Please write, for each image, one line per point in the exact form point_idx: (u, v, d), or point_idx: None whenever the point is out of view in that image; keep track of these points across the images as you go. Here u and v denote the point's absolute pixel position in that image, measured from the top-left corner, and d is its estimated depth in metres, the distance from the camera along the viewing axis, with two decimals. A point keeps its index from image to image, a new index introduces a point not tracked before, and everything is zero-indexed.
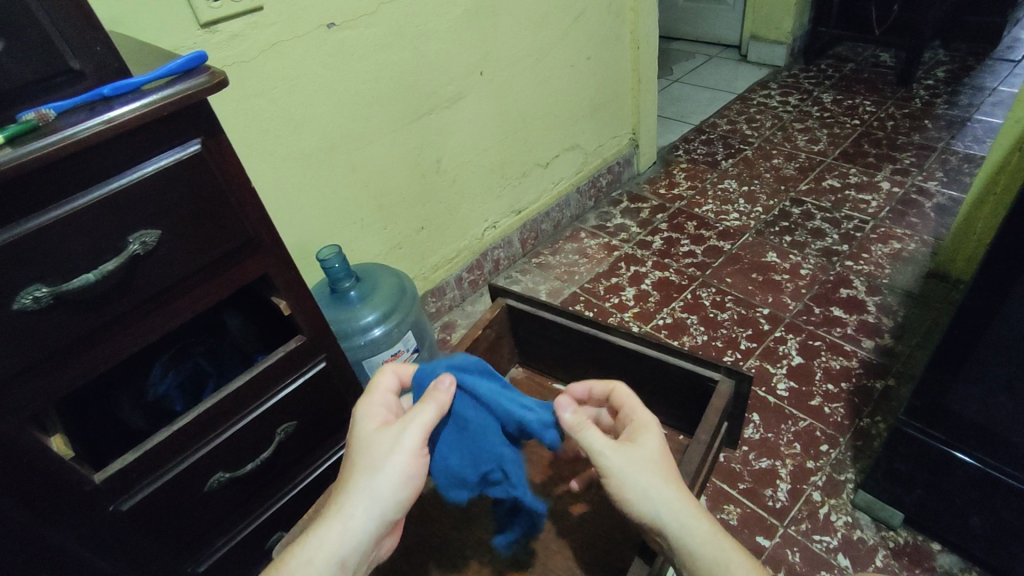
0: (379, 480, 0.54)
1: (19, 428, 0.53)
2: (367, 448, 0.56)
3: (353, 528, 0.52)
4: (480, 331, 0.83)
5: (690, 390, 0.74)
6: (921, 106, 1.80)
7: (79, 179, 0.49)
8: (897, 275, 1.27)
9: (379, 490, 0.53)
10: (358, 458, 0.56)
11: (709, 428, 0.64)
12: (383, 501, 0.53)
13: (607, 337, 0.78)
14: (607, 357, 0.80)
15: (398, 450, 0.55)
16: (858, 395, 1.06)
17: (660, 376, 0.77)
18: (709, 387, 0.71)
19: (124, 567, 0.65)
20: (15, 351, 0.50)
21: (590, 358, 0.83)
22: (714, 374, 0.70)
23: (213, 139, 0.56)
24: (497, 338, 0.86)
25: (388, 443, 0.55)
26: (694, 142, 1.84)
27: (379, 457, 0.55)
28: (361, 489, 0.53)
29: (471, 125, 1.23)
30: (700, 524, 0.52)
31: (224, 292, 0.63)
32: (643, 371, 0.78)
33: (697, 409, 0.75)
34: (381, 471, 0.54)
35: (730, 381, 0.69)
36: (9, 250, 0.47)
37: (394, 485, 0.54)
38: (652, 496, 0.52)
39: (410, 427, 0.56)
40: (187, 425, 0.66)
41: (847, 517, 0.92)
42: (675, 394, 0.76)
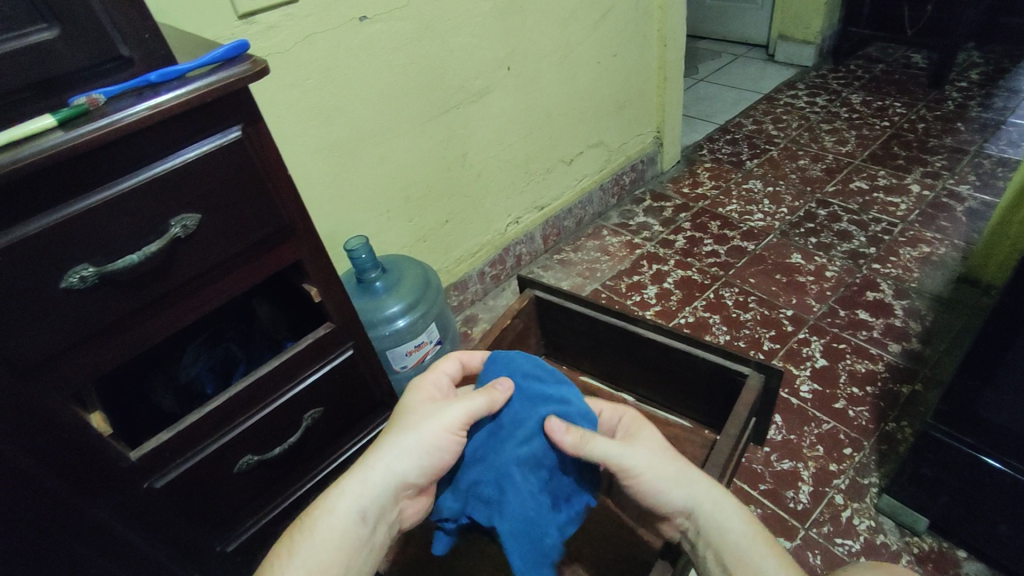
0: (411, 444, 0.56)
1: (62, 404, 0.55)
2: (408, 415, 0.59)
3: (375, 481, 0.55)
4: (508, 321, 0.83)
5: (718, 384, 0.74)
6: (954, 108, 1.76)
7: (125, 163, 0.51)
8: (926, 279, 1.25)
9: (407, 450, 0.56)
10: (397, 423, 0.59)
11: (738, 423, 0.64)
12: (409, 460, 0.56)
13: (634, 330, 0.78)
14: (634, 349, 0.80)
15: (435, 421, 0.57)
16: (883, 400, 1.05)
17: (688, 369, 0.77)
18: (738, 381, 0.71)
19: (156, 543, 0.67)
20: (61, 328, 0.52)
21: (615, 351, 0.83)
22: (743, 368, 0.70)
23: (252, 127, 0.57)
24: (523, 329, 0.87)
25: (428, 412, 0.58)
26: (719, 142, 1.83)
27: (416, 422, 0.58)
28: (391, 446, 0.57)
29: (497, 120, 1.24)
30: (724, 502, 0.55)
31: (259, 277, 0.64)
32: (670, 364, 0.78)
33: (724, 404, 0.75)
34: (413, 433, 0.57)
35: (759, 376, 0.68)
36: (59, 230, 0.49)
37: (421, 450, 0.57)
38: (676, 482, 0.55)
39: (452, 406, 0.58)
40: (219, 406, 0.67)
41: (870, 521, 0.91)
42: (702, 388, 0.76)
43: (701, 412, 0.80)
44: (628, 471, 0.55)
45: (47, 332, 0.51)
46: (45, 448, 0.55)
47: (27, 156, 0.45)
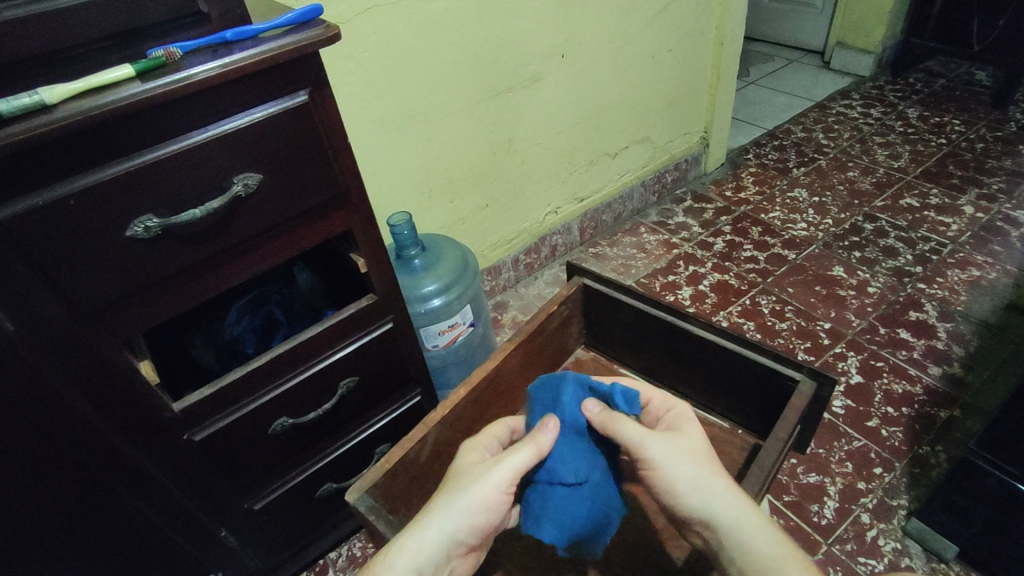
0: (460, 502, 0.52)
1: (115, 347, 0.56)
2: (458, 475, 0.55)
3: (430, 539, 0.51)
4: (554, 307, 0.83)
5: (766, 386, 0.73)
6: (1016, 130, 1.70)
7: (195, 117, 0.51)
8: (973, 303, 1.21)
9: (461, 510, 0.52)
10: (448, 481, 0.55)
11: (786, 427, 0.63)
12: (459, 517, 0.52)
13: (681, 325, 0.77)
14: (681, 345, 0.79)
15: (486, 481, 0.53)
16: (919, 422, 1.02)
17: (733, 370, 0.76)
18: (786, 385, 0.70)
19: (188, 491, 0.69)
20: (123, 275, 0.53)
21: (657, 345, 0.83)
22: (795, 374, 0.69)
23: (319, 92, 0.57)
24: (566, 317, 0.86)
25: (480, 472, 0.54)
26: (766, 147, 1.79)
27: (463, 482, 0.54)
28: (437, 502, 0.53)
29: (547, 107, 1.23)
30: (747, 513, 0.51)
31: (311, 241, 0.65)
32: (716, 363, 0.77)
33: (770, 407, 0.74)
34: (465, 494, 0.53)
35: (811, 383, 0.67)
36: (129, 178, 0.50)
37: (473, 506, 0.52)
38: (696, 485, 0.52)
39: (501, 463, 0.54)
40: (260, 366, 0.68)
41: (896, 543, 0.89)
42: (748, 390, 0.75)
43: (744, 414, 0.79)
44: (650, 464, 0.54)
45: (109, 278, 0.53)
46: (96, 388, 0.56)
47: (107, 103, 0.45)
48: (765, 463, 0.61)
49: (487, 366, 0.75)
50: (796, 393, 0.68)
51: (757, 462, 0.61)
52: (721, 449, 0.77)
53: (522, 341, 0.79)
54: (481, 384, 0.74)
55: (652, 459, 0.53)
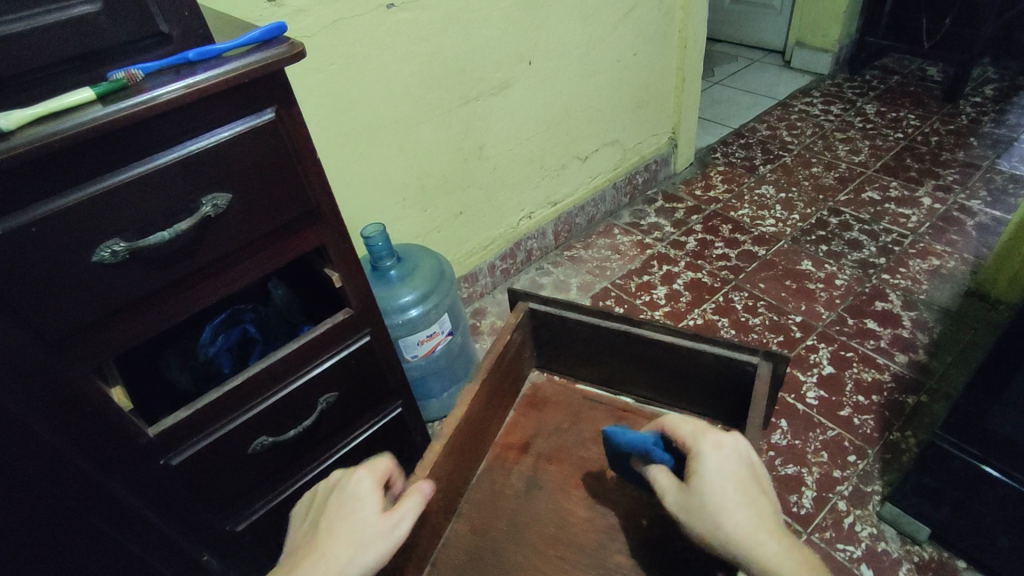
0: (346, 542, 0.51)
1: (85, 375, 0.55)
2: (334, 518, 0.54)
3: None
4: (507, 336, 0.80)
5: (725, 375, 0.73)
6: (968, 122, 1.76)
7: (160, 139, 0.51)
8: (935, 292, 1.26)
9: (352, 549, 0.51)
10: (327, 525, 0.54)
11: (760, 412, 0.65)
12: (356, 553, 0.51)
13: (637, 331, 0.77)
14: (640, 350, 0.79)
15: (366, 518, 0.53)
16: (888, 409, 1.06)
17: (695, 367, 0.75)
18: (746, 371, 0.70)
19: (168, 517, 0.68)
20: (92, 302, 0.52)
21: (615, 355, 0.81)
22: (753, 359, 0.70)
23: (285, 109, 0.57)
24: (520, 343, 0.83)
25: (352, 510, 0.54)
26: (732, 146, 1.83)
27: (346, 521, 0.53)
28: (330, 548, 0.51)
29: (515, 114, 1.24)
30: (779, 562, 0.48)
31: (284, 257, 0.65)
32: (676, 362, 0.76)
33: (735, 399, 0.74)
34: (351, 534, 0.52)
35: (769, 364, 0.69)
36: (94, 204, 0.49)
37: (366, 540, 0.52)
38: (721, 545, 0.50)
39: (370, 498, 0.55)
40: (237, 386, 0.67)
41: (872, 528, 0.91)
42: (710, 383, 0.75)
43: (707, 408, 0.78)
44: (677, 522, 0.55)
45: (75, 306, 0.52)
46: (65, 418, 0.55)
47: (67, 128, 0.45)
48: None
49: (455, 414, 0.70)
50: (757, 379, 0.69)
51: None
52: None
53: (487, 376, 0.75)
54: (456, 433, 0.69)
55: (677, 520, 0.54)
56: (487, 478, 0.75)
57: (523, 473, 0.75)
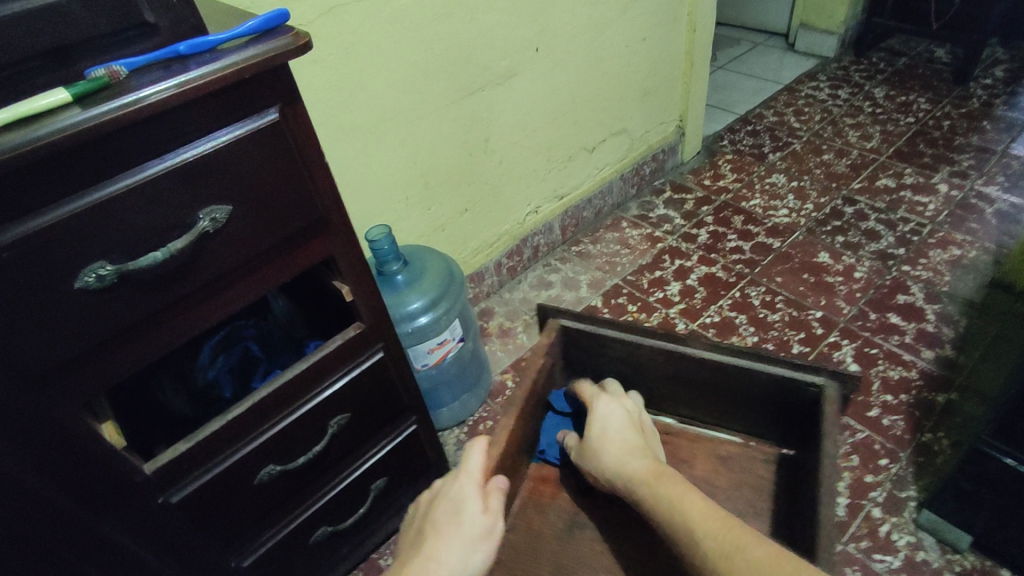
0: (457, 534, 0.57)
1: (71, 414, 0.49)
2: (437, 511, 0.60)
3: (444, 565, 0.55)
4: (541, 360, 0.76)
5: (784, 394, 0.72)
6: (980, 105, 1.72)
7: (148, 146, 0.44)
8: (958, 283, 1.22)
9: (460, 541, 0.56)
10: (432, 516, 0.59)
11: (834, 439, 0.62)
12: (464, 547, 0.56)
13: (684, 350, 0.74)
14: (686, 370, 0.76)
15: (470, 512, 0.59)
16: (918, 408, 1.02)
17: (748, 385, 0.74)
18: (809, 391, 0.69)
19: (169, 558, 0.62)
20: (74, 333, 0.46)
21: (659, 373, 0.79)
22: (816, 379, 0.68)
23: (290, 107, 0.50)
24: (551, 367, 0.79)
25: (453, 504, 0.59)
26: (739, 133, 1.77)
27: (449, 514, 0.59)
28: (443, 542, 0.56)
29: (522, 105, 1.17)
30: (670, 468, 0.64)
31: (291, 272, 0.58)
32: (728, 381, 0.75)
33: (791, 417, 0.73)
34: (456, 528, 0.57)
35: (835, 384, 0.67)
36: (73, 223, 0.42)
37: (472, 532, 0.57)
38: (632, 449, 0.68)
39: (468, 493, 0.60)
40: (240, 414, 0.61)
41: (910, 537, 0.88)
42: (766, 403, 0.74)
43: (760, 426, 0.78)
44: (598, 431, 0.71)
45: (55, 339, 0.45)
46: (49, 462, 0.49)
47: (39, 138, 0.38)
48: (828, 525, 0.57)
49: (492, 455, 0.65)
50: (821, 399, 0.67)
51: (822, 533, 0.56)
52: (745, 467, 0.76)
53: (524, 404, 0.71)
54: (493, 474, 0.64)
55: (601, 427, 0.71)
56: (523, 515, 0.76)
57: (564, 513, 0.75)
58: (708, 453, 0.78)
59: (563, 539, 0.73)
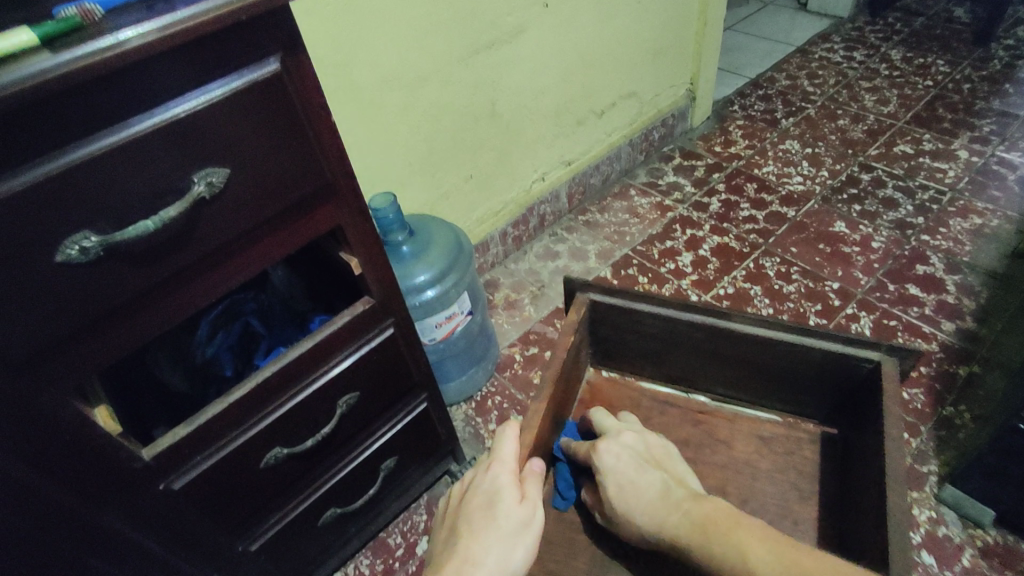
0: (495, 527, 0.54)
1: (59, 399, 0.44)
2: (472, 504, 0.57)
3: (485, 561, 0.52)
4: (571, 338, 0.72)
5: (832, 371, 0.69)
6: (1000, 67, 1.66)
7: (131, 98, 0.39)
8: (979, 253, 1.18)
9: (500, 535, 0.54)
10: (466, 510, 0.57)
11: (897, 422, 0.59)
12: (504, 540, 0.54)
13: (725, 325, 0.70)
14: (726, 346, 0.73)
15: (508, 503, 0.56)
16: (939, 381, 0.99)
17: (793, 363, 0.71)
18: (862, 367, 0.66)
19: (174, 546, 0.59)
20: (58, 311, 0.41)
21: (692, 349, 0.76)
22: (872, 354, 0.65)
23: (292, 57, 0.45)
24: (579, 342, 0.76)
25: (488, 497, 0.57)
26: (751, 98, 1.71)
27: (483, 511, 0.56)
28: (481, 536, 0.54)
29: (531, 65, 1.11)
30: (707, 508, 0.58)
31: (295, 244, 0.53)
32: (772, 358, 0.71)
33: (836, 394, 0.71)
34: (494, 522, 0.55)
35: (892, 361, 0.64)
36: (50, 188, 0.37)
37: (511, 524, 0.55)
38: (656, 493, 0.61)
39: (503, 484, 0.57)
40: (243, 395, 0.57)
41: (931, 512, 0.86)
42: (811, 379, 0.71)
43: (800, 404, 0.75)
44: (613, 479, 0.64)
45: (36, 316, 0.40)
46: (38, 450, 0.45)
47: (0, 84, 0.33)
48: (893, 513, 0.54)
49: (525, 441, 0.62)
50: (875, 375, 0.65)
51: (889, 522, 0.53)
52: (790, 448, 0.74)
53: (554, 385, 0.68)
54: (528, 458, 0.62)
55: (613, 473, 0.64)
56: (555, 503, 0.72)
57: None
58: (748, 434, 0.76)
59: (598, 527, 0.70)
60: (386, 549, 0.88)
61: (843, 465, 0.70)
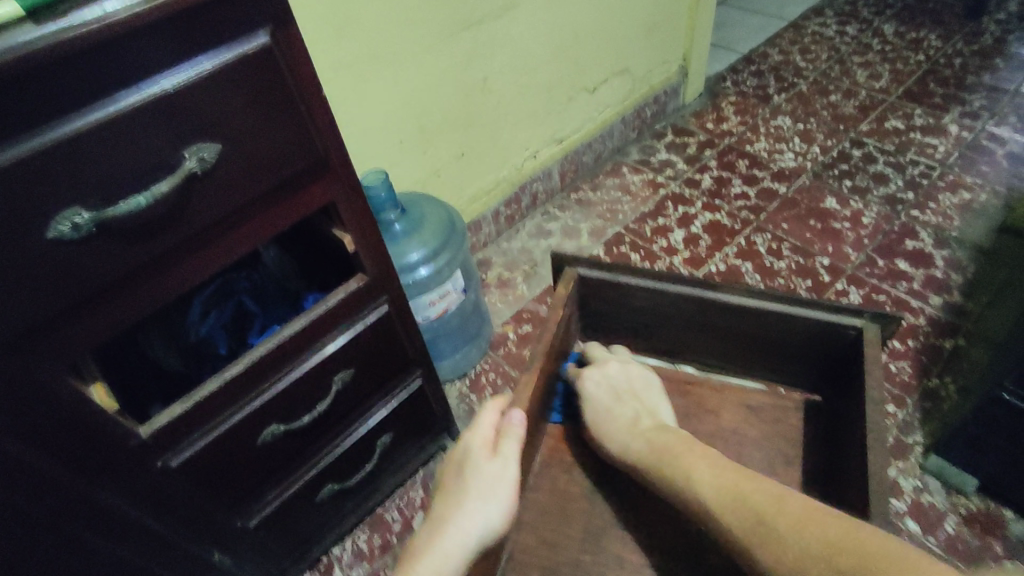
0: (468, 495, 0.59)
1: (55, 377, 0.44)
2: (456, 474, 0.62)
3: (455, 528, 0.57)
4: (563, 310, 0.72)
5: (819, 339, 0.70)
6: (992, 42, 1.66)
7: (115, 70, 0.38)
8: (967, 228, 1.20)
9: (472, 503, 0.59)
10: (451, 481, 0.62)
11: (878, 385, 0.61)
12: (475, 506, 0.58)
13: (714, 296, 0.71)
14: (715, 317, 0.74)
15: (479, 472, 0.60)
16: (926, 354, 1.01)
17: (781, 332, 0.72)
18: (847, 333, 0.67)
19: (173, 522, 0.59)
20: (50, 288, 0.41)
21: (683, 322, 0.77)
22: (855, 321, 0.66)
23: (282, 31, 0.44)
24: (571, 318, 0.76)
25: (465, 467, 0.61)
26: (743, 74, 1.70)
27: (459, 480, 0.61)
28: (455, 505, 0.59)
29: (523, 40, 1.09)
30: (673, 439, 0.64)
31: (288, 221, 0.53)
32: (761, 328, 0.72)
33: (823, 362, 0.72)
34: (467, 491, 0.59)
35: (874, 326, 0.65)
36: (39, 163, 0.37)
37: (482, 490, 0.59)
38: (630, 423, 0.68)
39: (475, 453, 0.61)
40: (238, 374, 0.57)
41: (916, 481, 0.88)
42: (797, 347, 0.72)
43: (788, 371, 0.77)
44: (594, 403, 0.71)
45: (29, 294, 0.40)
46: (35, 428, 0.45)
47: None
48: (877, 476, 0.55)
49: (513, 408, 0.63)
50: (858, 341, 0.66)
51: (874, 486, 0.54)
52: (778, 417, 0.75)
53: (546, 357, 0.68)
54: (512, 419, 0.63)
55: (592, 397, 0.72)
56: (548, 474, 0.73)
57: (591, 470, 0.73)
58: (736, 404, 0.77)
59: (590, 497, 0.71)
60: (383, 524, 0.89)
61: (832, 432, 0.71)
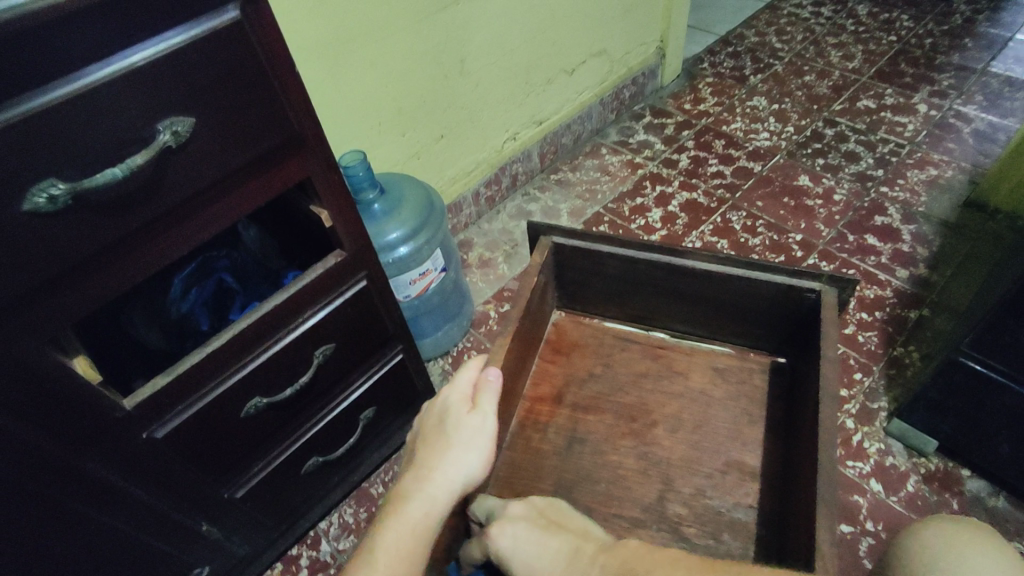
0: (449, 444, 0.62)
1: (38, 347, 0.46)
2: (434, 426, 0.65)
3: (440, 474, 0.60)
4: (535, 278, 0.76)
5: (783, 304, 0.73)
6: (962, 22, 1.69)
7: (87, 44, 0.39)
8: (934, 203, 1.23)
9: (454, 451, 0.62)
10: (427, 434, 0.65)
11: (832, 343, 0.64)
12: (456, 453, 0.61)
13: (682, 263, 0.74)
14: (684, 285, 0.77)
15: (459, 422, 0.63)
16: (891, 325, 1.05)
17: (748, 299, 0.75)
18: (807, 297, 0.70)
19: (160, 492, 0.61)
20: (31, 259, 0.42)
21: (652, 290, 0.79)
22: (814, 284, 0.69)
23: (251, 6, 0.45)
24: (545, 284, 0.80)
25: (442, 419, 0.65)
26: (720, 55, 1.72)
27: (437, 431, 0.64)
28: (437, 452, 0.62)
29: (498, 21, 1.10)
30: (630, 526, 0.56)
31: (264, 196, 0.54)
32: (729, 295, 0.75)
33: (787, 327, 0.75)
34: (448, 439, 0.62)
35: (833, 290, 0.68)
36: (15, 136, 0.38)
37: (462, 438, 0.62)
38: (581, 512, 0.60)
39: (452, 403, 0.65)
40: (220, 347, 0.58)
41: (880, 444, 0.92)
42: (763, 311, 0.75)
43: (756, 338, 0.79)
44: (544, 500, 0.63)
45: (10, 265, 0.42)
46: (19, 398, 0.46)
47: None
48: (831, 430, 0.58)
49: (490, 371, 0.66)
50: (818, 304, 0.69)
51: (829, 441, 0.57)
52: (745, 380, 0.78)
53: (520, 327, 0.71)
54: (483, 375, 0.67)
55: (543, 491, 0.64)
56: (523, 439, 0.76)
57: (564, 432, 0.75)
58: (706, 366, 0.80)
59: (565, 460, 0.73)
60: (368, 497, 0.91)
61: (791, 392, 0.74)
